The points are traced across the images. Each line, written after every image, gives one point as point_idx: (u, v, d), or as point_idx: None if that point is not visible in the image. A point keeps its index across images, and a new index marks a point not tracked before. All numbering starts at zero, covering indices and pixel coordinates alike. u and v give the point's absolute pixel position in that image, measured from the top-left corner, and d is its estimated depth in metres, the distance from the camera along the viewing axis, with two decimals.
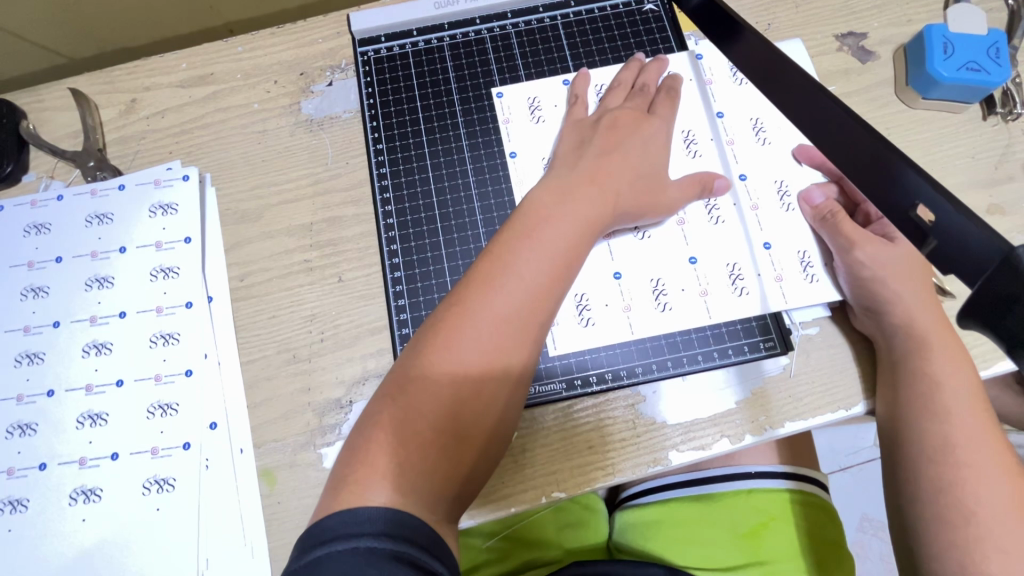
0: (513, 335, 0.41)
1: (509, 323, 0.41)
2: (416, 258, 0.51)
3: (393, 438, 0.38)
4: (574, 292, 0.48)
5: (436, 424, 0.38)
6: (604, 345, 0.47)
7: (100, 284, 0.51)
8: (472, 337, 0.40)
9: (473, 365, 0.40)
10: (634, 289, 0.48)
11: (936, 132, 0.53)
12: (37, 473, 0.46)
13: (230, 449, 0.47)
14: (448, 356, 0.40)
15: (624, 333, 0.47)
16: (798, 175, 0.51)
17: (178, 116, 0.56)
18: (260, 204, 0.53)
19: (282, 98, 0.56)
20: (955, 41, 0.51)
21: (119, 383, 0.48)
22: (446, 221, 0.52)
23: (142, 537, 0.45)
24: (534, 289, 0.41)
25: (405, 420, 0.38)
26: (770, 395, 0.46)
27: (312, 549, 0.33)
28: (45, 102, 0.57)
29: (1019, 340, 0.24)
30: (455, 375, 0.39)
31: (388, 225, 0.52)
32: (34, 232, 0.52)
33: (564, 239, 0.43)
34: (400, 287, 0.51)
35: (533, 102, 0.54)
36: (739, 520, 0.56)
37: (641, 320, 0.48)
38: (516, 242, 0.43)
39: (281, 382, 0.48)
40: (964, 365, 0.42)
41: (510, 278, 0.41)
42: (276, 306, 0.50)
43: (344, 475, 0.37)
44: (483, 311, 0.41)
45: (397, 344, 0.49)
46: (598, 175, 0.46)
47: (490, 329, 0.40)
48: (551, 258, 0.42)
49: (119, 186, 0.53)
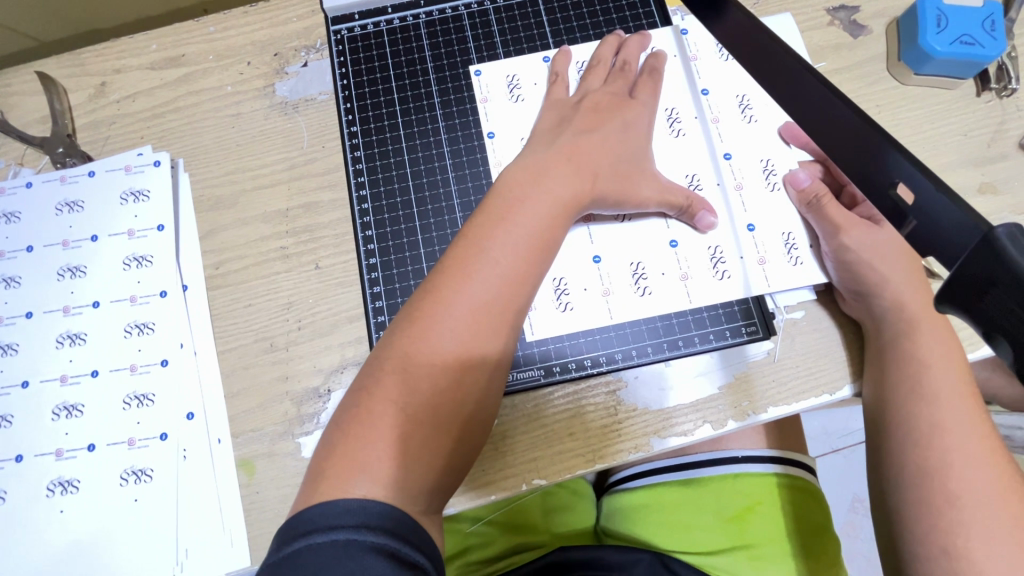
0: (490, 321, 0.40)
1: (486, 309, 0.40)
2: (393, 244, 0.50)
3: (368, 429, 0.37)
4: (554, 277, 0.47)
5: (415, 414, 0.38)
6: (583, 331, 0.47)
7: (73, 274, 0.50)
8: (449, 325, 0.39)
9: (450, 352, 0.39)
10: (614, 274, 0.47)
11: (928, 109, 0.51)
12: (14, 465, 0.46)
13: (208, 439, 0.46)
14: (423, 344, 0.39)
15: (604, 319, 0.47)
16: (784, 155, 0.50)
17: (149, 99, 0.55)
18: (234, 190, 0.52)
19: (256, 80, 0.55)
20: (949, 13, 0.49)
21: (94, 374, 0.48)
22: (423, 205, 0.51)
23: (121, 528, 0.45)
24: (510, 273, 0.41)
25: (381, 412, 0.38)
26: (753, 380, 0.45)
27: (292, 541, 0.32)
28: (12, 87, 0.55)
29: (996, 324, 0.23)
30: (431, 363, 0.39)
31: (365, 210, 0.51)
32: (4, 220, 0.51)
33: (541, 221, 0.42)
34: (378, 273, 0.50)
35: (512, 81, 0.53)
36: (724, 504, 0.56)
37: (621, 305, 0.47)
38: (491, 226, 0.42)
39: (258, 371, 0.48)
40: (952, 348, 0.42)
41: (485, 263, 0.41)
42: (252, 294, 0.49)
43: (320, 470, 0.36)
44: (458, 297, 0.40)
45: (374, 332, 0.48)
46: (575, 156, 0.45)
47: (466, 315, 0.40)
48: (527, 242, 0.41)
49: (89, 173, 0.52)
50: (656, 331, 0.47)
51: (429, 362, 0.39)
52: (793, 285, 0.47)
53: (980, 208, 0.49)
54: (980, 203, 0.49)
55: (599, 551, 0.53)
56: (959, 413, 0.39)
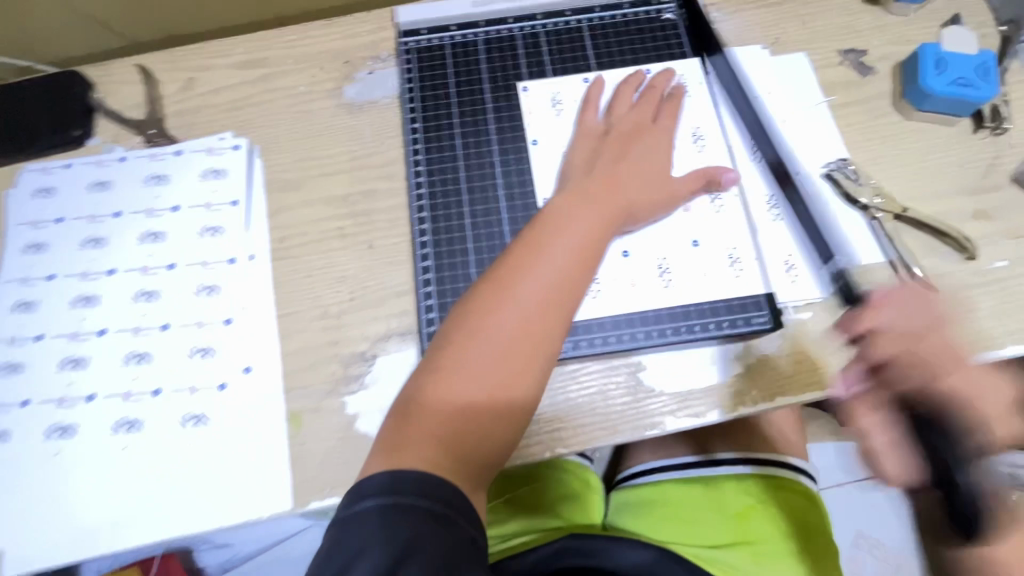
0: (534, 321, 0.45)
1: (538, 300, 0.45)
2: (440, 229, 0.56)
3: (428, 415, 0.42)
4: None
5: (466, 401, 0.43)
6: (606, 314, 0.51)
7: (152, 238, 0.56)
8: (497, 325, 0.44)
9: (498, 348, 0.44)
10: (641, 266, 0.52)
11: (928, 142, 0.57)
12: (85, 404, 0.51)
13: (262, 392, 0.51)
14: (476, 338, 0.44)
15: (627, 306, 0.51)
16: (789, 187, 0.55)
17: (232, 94, 0.62)
18: (301, 175, 0.58)
19: (327, 83, 0.62)
20: (946, 59, 0.56)
21: (164, 327, 0.53)
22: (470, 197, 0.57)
23: (180, 464, 0.49)
24: (552, 282, 0.46)
25: (441, 399, 0.43)
26: (762, 372, 0.49)
27: (358, 500, 0.37)
28: (112, 76, 0.63)
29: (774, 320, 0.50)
30: (481, 359, 0.43)
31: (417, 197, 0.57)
32: (97, 188, 0.58)
33: (587, 226, 0.49)
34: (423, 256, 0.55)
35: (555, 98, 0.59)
36: (729, 501, 0.60)
37: (643, 295, 0.52)
38: (540, 234, 0.48)
39: (311, 335, 0.53)
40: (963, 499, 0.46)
41: (532, 272, 0.46)
42: (310, 266, 0.55)
43: (395, 446, 0.41)
44: (509, 300, 0.45)
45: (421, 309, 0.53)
46: (611, 174, 0.52)
47: (514, 314, 0.45)
48: (567, 254, 0.47)
49: (176, 152, 0.58)
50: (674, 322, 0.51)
51: (485, 349, 0.44)
52: (800, 288, 0.52)
53: (977, 231, 0.53)
54: (975, 227, 0.54)
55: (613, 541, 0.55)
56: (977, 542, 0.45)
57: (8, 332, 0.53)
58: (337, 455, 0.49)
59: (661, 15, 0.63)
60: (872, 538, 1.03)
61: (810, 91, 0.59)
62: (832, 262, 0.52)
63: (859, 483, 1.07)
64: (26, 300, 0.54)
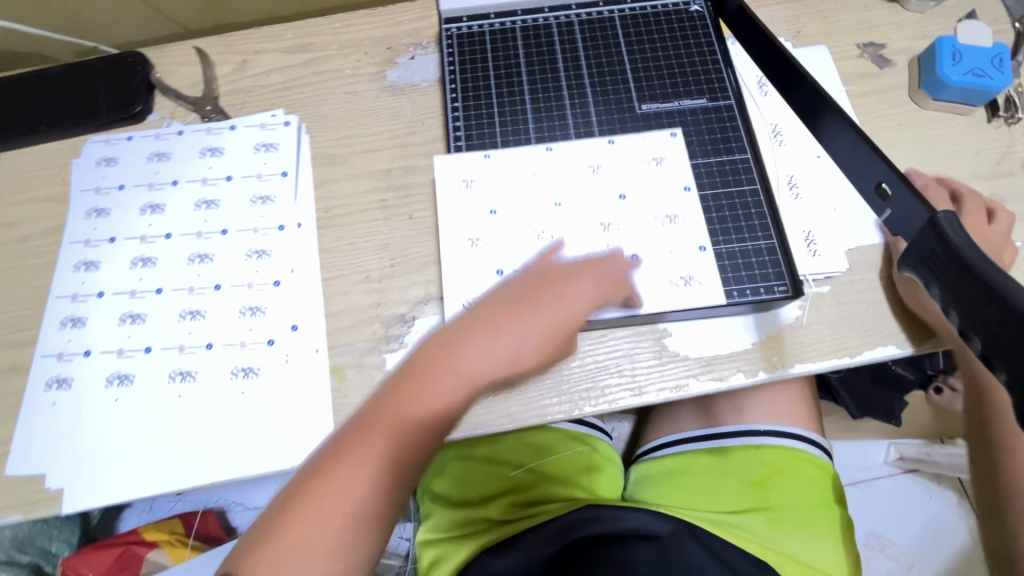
0: (430, 426, 0.43)
1: (457, 407, 0.44)
2: (479, 194, 0.56)
3: (309, 552, 0.40)
4: (611, 229, 0.54)
5: (351, 508, 0.41)
6: (641, 281, 0.52)
7: (207, 205, 0.59)
8: (391, 438, 0.42)
9: (388, 449, 0.42)
10: (673, 232, 0.54)
11: (943, 130, 0.59)
12: (143, 355, 0.54)
13: (308, 349, 0.54)
14: (390, 427, 0.42)
15: (662, 273, 0.52)
16: (812, 170, 0.57)
17: (282, 76, 0.66)
18: (346, 151, 0.62)
19: (371, 67, 0.66)
20: (962, 51, 0.59)
21: (217, 287, 0.56)
22: (505, 166, 0.57)
23: (231, 413, 0.52)
24: (443, 412, 0.43)
25: (326, 505, 0.41)
26: (784, 339, 0.52)
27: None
28: (171, 58, 0.67)
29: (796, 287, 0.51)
30: (363, 485, 0.42)
31: (455, 170, 0.58)
32: (156, 158, 0.62)
33: (524, 343, 0.46)
34: (460, 217, 0.56)
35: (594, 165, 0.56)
36: (748, 470, 0.62)
37: (679, 263, 0.53)
38: (484, 330, 0.45)
39: (354, 297, 0.56)
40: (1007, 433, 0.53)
41: (423, 406, 0.43)
42: (354, 235, 0.58)
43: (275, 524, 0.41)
44: (403, 423, 0.43)
45: (462, 267, 0.54)
46: (568, 290, 0.48)
47: (406, 432, 0.43)
48: (460, 381, 0.44)
49: (231, 126, 0.62)
50: (706, 288, 0.52)
51: (400, 435, 0.43)
52: (824, 262, 0.54)
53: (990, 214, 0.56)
54: None
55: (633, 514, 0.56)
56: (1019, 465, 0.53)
57: (72, 289, 0.57)
58: None
59: (689, 7, 0.64)
60: (885, 537, 1.04)
61: (830, 81, 0.62)
62: (851, 240, 0.55)
63: (871, 479, 1.07)
64: (89, 260, 0.58)
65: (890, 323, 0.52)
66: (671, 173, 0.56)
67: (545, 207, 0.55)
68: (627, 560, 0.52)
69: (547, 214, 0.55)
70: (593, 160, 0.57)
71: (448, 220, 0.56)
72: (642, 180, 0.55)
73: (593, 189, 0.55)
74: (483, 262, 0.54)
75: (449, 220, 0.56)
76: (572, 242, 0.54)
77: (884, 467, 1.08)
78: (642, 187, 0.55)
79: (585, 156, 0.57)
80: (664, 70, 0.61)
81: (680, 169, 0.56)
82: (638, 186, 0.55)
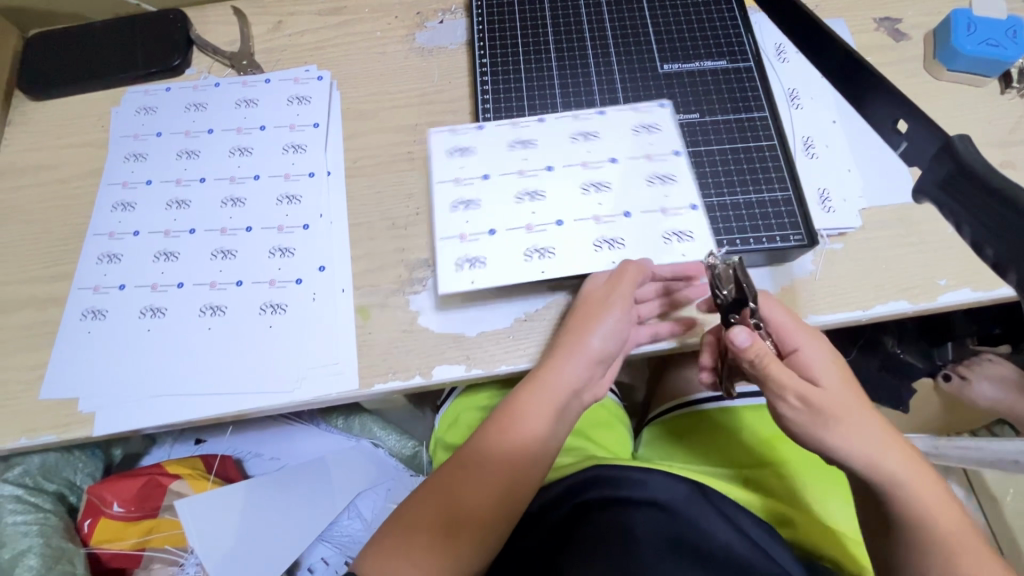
0: (510, 428, 0.48)
1: (557, 407, 0.49)
2: (475, 158, 0.57)
3: (413, 535, 0.44)
4: (605, 186, 0.55)
5: (451, 503, 0.46)
6: (634, 234, 0.53)
7: (242, 153, 0.62)
8: (483, 443, 0.48)
9: (483, 452, 0.48)
10: (665, 189, 0.54)
11: (957, 100, 0.61)
12: (175, 290, 0.56)
13: (334, 288, 0.56)
14: (481, 439, 0.48)
15: (653, 227, 0.53)
16: (826, 133, 0.59)
17: (315, 36, 0.68)
18: (375, 106, 0.64)
19: (401, 30, 0.68)
20: (977, 23, 0.60)
21: (248, 229, 0.58)
22: (502, 133, 0.58)
23: (257, 345, 0.54)
24: (519, 413, 0.48)
25: (430, 502, 0.46)
26: (798, 291, 0.53)
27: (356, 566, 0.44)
28: (210, 18, 0.70)
29: (812, 237, 0.52)
30: (465, 477, 0.47)
31: (450, 138, 0.58)
32: (193, 108, 0.64)
33: (609, 343, 0.49)
34: (452, 186, 0.56)
35: (584, 131, 0.57)
36: (757, 428, 0.63)
37: (670, 218, 0.53)
38: (567, 339, 0.50)
39: (380, 242, 0.58)
40: (921, 469, 0.42)
41: (506, 417, 0.49)
42: (382, 184, 0.60)
43: (408, 520, 0.45)
44: (491, 431, 0.48)
45: (456, 223, 0.54)
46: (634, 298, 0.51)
47: (495, 437, 0.48)
48: (536, 393, 0.48)
49: (265, 80, 0.65)
50: (697, 242, 0.52)
51: (507, 438, 0.48)
52: (838, 220, 0.55)
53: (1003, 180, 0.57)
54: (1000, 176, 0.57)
55: (642, 473, 0.53)
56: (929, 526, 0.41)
57: (109, 228, 0.60)
58: (401, 346, 0.54)
59: None
60: None
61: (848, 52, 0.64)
62: (865, 199, 0.57)
63: None
64: (126, 202, 0.61)
65: (904, 278, 0.53)
66: (663, 138, 0.56)
67: (539, 167, 0.56)
68: (627, 519, 0.50)
69: (541, 173, 0.56)
70: (586, 126, 0.58)
71: (443, 183, 0.56)
72: (633, 143, 0.56)
73: (586, 151, 0.56)
74: (475, 218, 0.54)
75: (441, 184, 0.56)
76: (568, 200, 0.54)
77: None
78: (634, 149, 0.56)
79: (582, 122, 0.58)
80: (686, 33, 0.63)
81: (670, 134, 0.57)
82: (630, 148, 0.56)
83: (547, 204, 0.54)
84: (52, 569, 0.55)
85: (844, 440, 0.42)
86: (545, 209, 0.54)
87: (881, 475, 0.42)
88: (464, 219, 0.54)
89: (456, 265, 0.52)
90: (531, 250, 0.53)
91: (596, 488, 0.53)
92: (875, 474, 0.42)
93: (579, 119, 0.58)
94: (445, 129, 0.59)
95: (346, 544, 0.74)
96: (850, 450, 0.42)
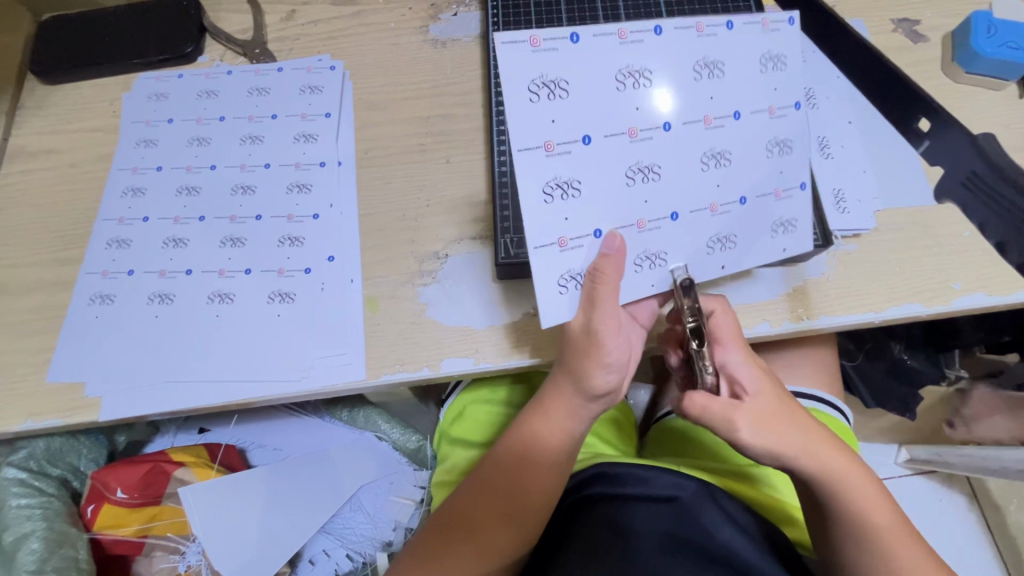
0: (511, 452, 0.50)
1: (556, 435, 0.49)
2: (569, 104, 0.39)
3: (433, 543, 0.50)
4: (725, 157, 0.43)
5: (460, 517, 0.50)
6: (745, 227, 0.46)
7: (253, 141, 0.62)
8: (487, 464, 0.51)
9: (487, 471, 0.51)
10: (782, 163, 0.45)
11: (976, 102, 0.60)
12: (184, 277, 0.56)
13: (344, 279, 0.55)
14: (486, 461, 0.52)
15: (767, 215, 0.46)
16: (841, 134, 0.58)
17: (328, 26, 0.67)
18: (387, 98, 0.63)
19: (414, 21, 0.67)
20: (997, 26, 0.60)
21: (258, 217, 0.58)
22: (599, 51, 0.40)
23: (267, 333, 0.54)
24: (520, 440, 0.50)
25: (444, 517, 0.51)
26: (810, 292, 0.53)
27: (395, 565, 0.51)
28: (222, 5, 0.69)
29: (824, 236, 0.51)
30: (468, 493, 0.51)
31: (529, 59, 0.38)
32: (204, 96, 0.64)
33: (610, 376, 0.47)
34: (542, 156, 0.40)
35: (701, 64, 0.41)
36: None
37: (784, 203, 0.46)
38: (579, 374, 0.46)
39: (390, 234, 0.57)
40: (845, 458, 0.47)
41: (510, 442, 0.51)
42: (393, 175, 0.59)
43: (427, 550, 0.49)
44: (494, 455, 0.51)
45: (552, 221, 0.41)
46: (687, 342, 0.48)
47: (498, 458, 0.51)
48: (535, 421, 0.50)
49: (278, 69, 0.65)
50: (802, 233, 0.47)
51: (511, 457, 0.50)
52: (852, 220, 0.55)
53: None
54: None
55: (649, 471, 0.53)
56: (853, 505, 0.46)
57: (118, 213, 0.59)
58: (409, 337, 0.53)
59: None
60: None
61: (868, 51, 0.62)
62: (881, 199, 0.56)
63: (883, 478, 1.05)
64: (137, 187, 0.60)
65: (919, 279, 0.53)
66: (789, 80, 0.44)
67: (654, 122, 0.41)
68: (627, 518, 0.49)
69: (657, 133, 0.41)
70: (711, 51, 0.41)
71: (526, 150, 0.39)
72: (758, 86, 0.43)
73: (711, 97, 0.42)
74: (577, 214, 0.41)
75: (526, 153, 0.39)
76: (681, 180, 0.42)
77: (896, 467, 1.06)
78: (757, 99, 0.43)
79: (705, 41, 0.41)
80: None
81: (796, 72, 0.44)
82: (757, 95, 0.43)
83: (662, 188, 0.42)
84: (54, 553, 0.55)
85: (791, 432, 0.45)
86: (659, 196, 0.42)
87: (818, 462, 0.46)
88: (560, 213, 0.41)
89: (558, 285, 0.43)
90: (640, 258, 0.44)
91: (599, 484, 0.53)
92: (810, 464, 0.45)
93: (704, 34, 0.41)
94: (523, 41, 0.39)
95: (347, 536, 0.74)
96: (791, 442, 0.45)
